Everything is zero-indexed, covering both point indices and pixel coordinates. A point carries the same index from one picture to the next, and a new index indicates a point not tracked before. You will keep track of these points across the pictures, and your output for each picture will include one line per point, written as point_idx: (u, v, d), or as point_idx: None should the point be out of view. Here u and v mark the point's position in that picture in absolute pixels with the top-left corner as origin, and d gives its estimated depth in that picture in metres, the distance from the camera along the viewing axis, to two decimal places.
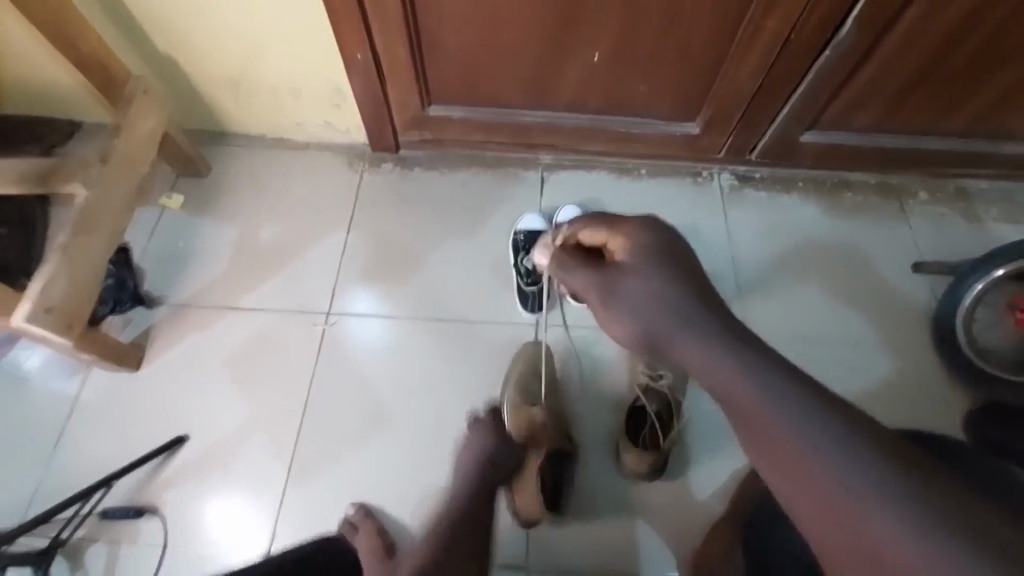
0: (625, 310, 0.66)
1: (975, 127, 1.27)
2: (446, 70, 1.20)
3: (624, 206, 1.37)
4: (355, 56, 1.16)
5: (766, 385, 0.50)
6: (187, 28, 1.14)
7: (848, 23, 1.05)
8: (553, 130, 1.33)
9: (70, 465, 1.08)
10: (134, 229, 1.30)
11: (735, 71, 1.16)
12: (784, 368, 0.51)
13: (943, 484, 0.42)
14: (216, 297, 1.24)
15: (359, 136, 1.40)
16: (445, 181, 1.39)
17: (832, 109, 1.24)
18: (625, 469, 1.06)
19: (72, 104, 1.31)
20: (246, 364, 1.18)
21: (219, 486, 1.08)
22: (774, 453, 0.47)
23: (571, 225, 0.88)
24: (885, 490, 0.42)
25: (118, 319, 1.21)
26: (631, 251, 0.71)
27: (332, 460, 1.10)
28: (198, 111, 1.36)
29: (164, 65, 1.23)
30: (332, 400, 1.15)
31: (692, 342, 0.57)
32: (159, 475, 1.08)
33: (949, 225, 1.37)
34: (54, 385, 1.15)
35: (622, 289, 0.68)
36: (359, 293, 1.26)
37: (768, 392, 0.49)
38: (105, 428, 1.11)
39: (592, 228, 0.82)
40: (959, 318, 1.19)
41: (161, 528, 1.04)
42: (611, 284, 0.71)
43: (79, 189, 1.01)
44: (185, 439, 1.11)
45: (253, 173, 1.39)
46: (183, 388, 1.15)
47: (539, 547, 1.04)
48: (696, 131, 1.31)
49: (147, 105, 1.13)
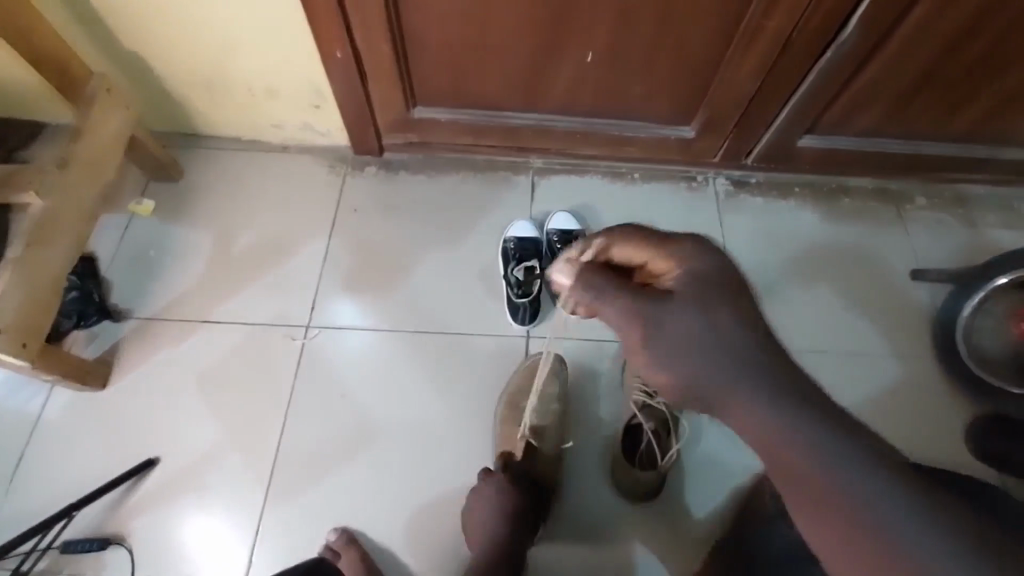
0: (689, 360, 0.48)
1: (975, 132, 1.24)
2: (431, 69, 1.14)
3: (618, 212, 1.32)
4: (334, 54, 1.09)
5: (823, 431, 0.43)
6: (154, 24, 1.07)
7: (851, 23, 1.01)
8: (543, 133, 1.27)
9: (31, 492, 1.02)
10: (101, 237, 1.23)
11: (733, 73, 1.12)
12: (833, 415, 0.44)
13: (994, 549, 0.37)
14: (190, 309, 1.17)
15: (341, 138, 1.33)
16: (431, 186, 1.33)
17: (831, 114, 1.20)
18: (622, 487, 1.02)
19: (33, 104, 1.23)
20: (222, 380, 1.11)
21: (191, 512, 1.01)
22: (814, 502, 0.41)
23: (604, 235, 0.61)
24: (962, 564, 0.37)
25: (83, 334, 1.14)
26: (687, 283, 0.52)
27: (313, 482, 1.04)
28: (170, 112, 1.29)
29: (131, 63, 1.16)
30: (313, 418, 1.09)
31: (735, 381, 0.45)
32: (126, 502, 1.02)
33: (947, 231, 1.35)
34: (14, 406, 1.08)
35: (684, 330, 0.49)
36: (341, 304, 1.20)
37: (830, 453, 0.42)
38: (69, 451, 1.05)
39: (624, 242, 0.59)
40: (959, 330, 1.16)
41: (129, 559, 0.98)
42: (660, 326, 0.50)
43: (34, 198, 0.94)
44: (155, 462, 1.04)
45: (229, 177, 1.32)
46: (154, 407, 1.09)
47: (531, 571, 0.99)
48: (691, 134, 1.27)
49: (110, 104, 1.06)
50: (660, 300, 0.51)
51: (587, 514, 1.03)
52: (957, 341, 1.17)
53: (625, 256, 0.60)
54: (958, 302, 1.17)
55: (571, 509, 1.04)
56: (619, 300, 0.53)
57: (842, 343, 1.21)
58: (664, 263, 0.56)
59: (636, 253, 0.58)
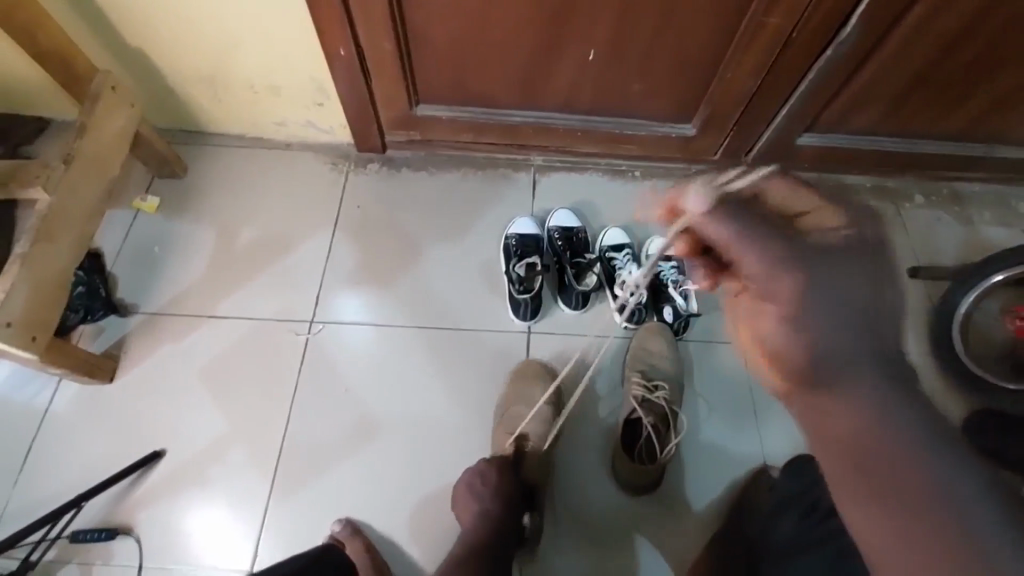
0: (837, 303, 0.49)
1: (973, 131, 1.25)
2: (434, 66, 1.15)
3: (618, 210, 1.33)
4: (337, 52, 1.10)
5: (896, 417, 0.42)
6: (159, 21, 1.08)
7: (849, 22, 1.02)
8: (544, 131, 1.29)
9: (39, 483, 1.03)
10: (107, 233, 1.25)
11: (733, 71, 1.13)
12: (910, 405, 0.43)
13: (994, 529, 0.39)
14: (194, 305, 1.19)
15: (344, 136, 1.34)
16: (433, 182, 1.34)
17: (830, 112, 1.21)
18: (621, 479, 1.04)
19: (39, 100, 1.24)
20: (227, 375, 1.13)
21: (197, 504, 1.03)
22: (873, 492, 0.41)
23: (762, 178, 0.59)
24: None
25: (90, 328, 1.15)
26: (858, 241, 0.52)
27: (318, 474, 1.06)
28: (175, 109, 1.30)
29: (135, 60, 1.17)
30: (316, 412, 1.10)
31: (846, 359, 0.46)
32: (134, 493, 1.03)
33: (944, 229, 1.36)
34: (22, 399, 1.09)
35: (827, 269, 0.51)
36: (344, 300, 1.21)
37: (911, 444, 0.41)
38: (77, 443, 1.06)
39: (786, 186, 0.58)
40: (955, 325, 1.16)
41: (137, 548, 1.00)
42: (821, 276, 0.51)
43: (41, 193, 0.95)
44: (162, 455, 1.06)
45: (233, 174, 1.33)
46: (160, 400, 1.10)
47: (531, 560, 1.01)
48: (692, 132, 1.28)
49: (115, 102, 1.07)
50: (820, 240, 0.53)
51: (589, 511, 1.05)
52: (954, 337, 1.16)
53: (783, 203, 0.58)
54: (956, 296, 1.16)
55: (571, 506, 1.05)
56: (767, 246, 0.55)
57: None
58: (827, 219, 0.54)
59: (793, 205, 0.57)
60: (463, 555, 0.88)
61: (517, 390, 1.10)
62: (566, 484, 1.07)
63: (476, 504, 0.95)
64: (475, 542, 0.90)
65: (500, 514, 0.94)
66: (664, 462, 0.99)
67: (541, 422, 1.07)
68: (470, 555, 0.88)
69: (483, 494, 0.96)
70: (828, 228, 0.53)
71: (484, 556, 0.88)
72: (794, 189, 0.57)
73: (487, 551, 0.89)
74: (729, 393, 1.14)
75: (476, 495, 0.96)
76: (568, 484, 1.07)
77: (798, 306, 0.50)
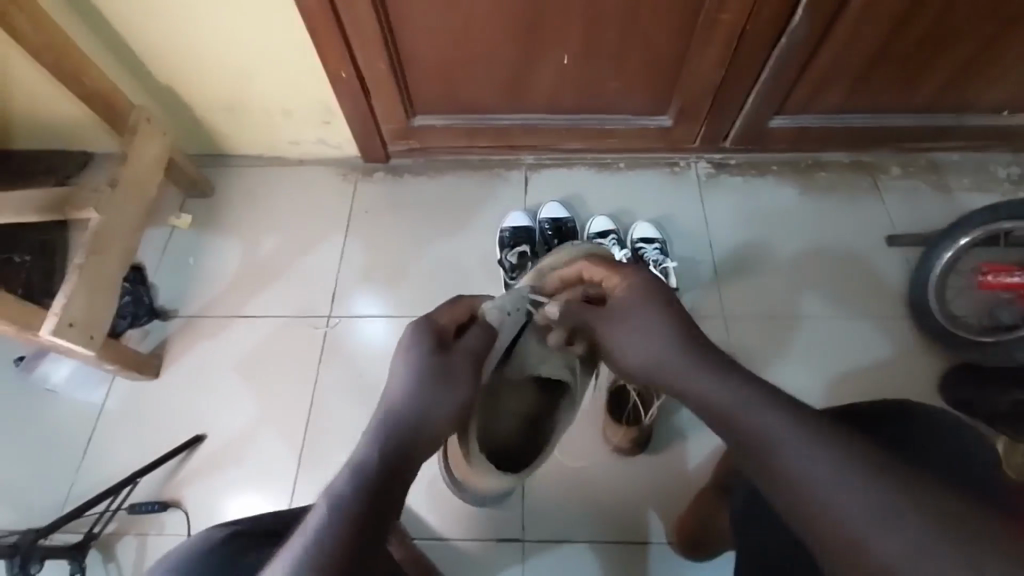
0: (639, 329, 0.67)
1: (939, 101, 1.31)
2: (426, 80, 1.28)
3: (605, 199, 1.43)
4: (339, 74, 1.24)
5: None
6: (184, 60, 1.24)
7: (799, 11, 1.10)
8: (531, 131, 1.40)
9: (98, 467, 1.18)
10: (148, 248, 1.40)
11: (699, 62, 1.22)
12: None
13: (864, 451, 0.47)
14: (224, 308, 1.33)
15: (352, 150, 1.48)
16: (433, 185, 1.46)
17: (798, 93, 1.29)
18: (612, 442, 1.13)
19: (85, 136, 1.41)
20: (257, 365, 1.26)
21: (234, 482, 1.15)
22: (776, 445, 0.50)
23: (583, 264, 0.82)
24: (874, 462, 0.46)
25: (137, 332, 1.30)
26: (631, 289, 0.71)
27: (339, 450, 1.17)
28: (200, 136, 1.46)
29: (166, 95, 1.33)
30: (337, 395, 1.23)
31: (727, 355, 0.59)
32: (181, 470, 1.17)
33: (923, 197, 1.41)
34: (81, 396, 1.24)
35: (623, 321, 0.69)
36: (359, 296, 1.33)
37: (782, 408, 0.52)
38: (126, 433, 1.20)
39: (597, 265, 0.79)
40: (931, 291, 1.21)
41: (184, 520, 1.12)
42: (610, 315, 0.71)
43: (91, 214, 1.10)
44: (203, 438, 1.19)
45: (254, 191, 1.48)
46: (199, 392, 1.24)
47: (534, 516, 1.11)
48: (668, 122, 1.38)
49: (150, 131, 1.23)
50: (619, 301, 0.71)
51: (587, 478, 1.13)
52: (927, 299, 1.22)
53: (596, 275, 0.79)
54: (930, 261, 1.21)
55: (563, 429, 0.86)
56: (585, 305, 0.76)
57: (820, 309, 1.30)
58: (617, 281, 0.74)
59: (605, 274, 0.77)
60: (346, 484, 0.52)
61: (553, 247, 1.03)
62: (557, 399, 0.87)
63: (379, 409, 0.62)
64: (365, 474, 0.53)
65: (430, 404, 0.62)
66: (650, 428, 1.09)
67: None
68: (352, 492, 0.51)
69: (394, 394, 0.63)
70: (617, 287, 0.74)
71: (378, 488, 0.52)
72: (602, 266, 0.78)
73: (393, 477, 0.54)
74: None
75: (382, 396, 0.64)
76: (558, 401, 0.87)
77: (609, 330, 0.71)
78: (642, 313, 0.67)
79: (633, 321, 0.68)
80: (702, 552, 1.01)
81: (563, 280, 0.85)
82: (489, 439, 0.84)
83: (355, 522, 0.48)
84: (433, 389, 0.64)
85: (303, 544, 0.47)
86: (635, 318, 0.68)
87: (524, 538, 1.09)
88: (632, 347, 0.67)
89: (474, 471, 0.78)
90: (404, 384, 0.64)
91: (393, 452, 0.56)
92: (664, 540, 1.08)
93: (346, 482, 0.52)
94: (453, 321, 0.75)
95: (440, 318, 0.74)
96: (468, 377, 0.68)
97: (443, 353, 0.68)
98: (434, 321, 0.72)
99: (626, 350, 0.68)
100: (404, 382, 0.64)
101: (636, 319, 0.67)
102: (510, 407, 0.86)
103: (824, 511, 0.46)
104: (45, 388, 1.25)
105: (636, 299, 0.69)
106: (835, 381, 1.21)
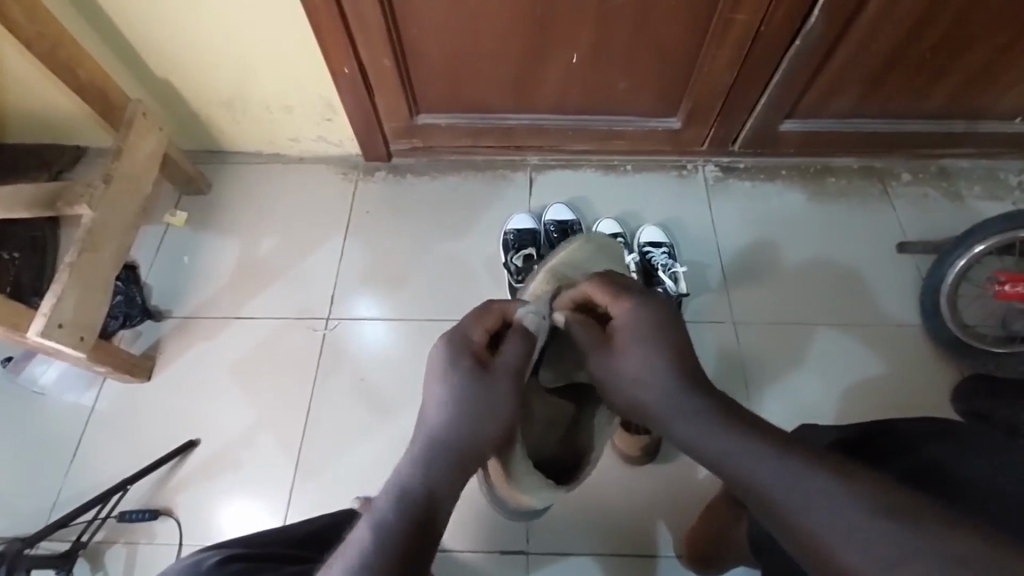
0: (645, 352, 0.63)
1: (952, 107, 1.29)
2: (431, 77, 1.24)
3: (612, 204, 1.41)
4: (341, 70, 1.20)
5: None
6: (181, 53, 1.20)
7: (814, 12, 1.08)
8: (538, 132, 1.37)
9: (87, 472, 1.14)
10: (142, 246, 1.37)
11: (711, 64, 1.19)
12: None
13: (898, 486, 0.45)
14: (220, 310, 1.29)
15: (353, 148, 1.45)
16: (436, 185, 1.43)
17: (810, 97, 1.27)
18: (620, 451, 1.10)
19: (77, 130, 1.37)
20: (253, 369, 1.22)
21: (229, 490, 1.11)
22: (804, 477, 0.47)
23: (589, 282, 0.77)
24: (909, 496, 0.44)
25: (129, 333, 1.26)
26: (637, 319, 0.67)
27: (337, 459, 1.14)
28: (197, 132, 1.42)
29: (164, 88, 1.29)
30: (337, 399, 1.19)
31: None
32: (174, 477, 1.13)
33: (932, 205, 1.40)
34: (69, 399, 1.20)
35: (628, 343, 0.65)
36: (360, 299, 1.30)
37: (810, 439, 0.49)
38: (117, 438, 1.16)
39: (603, 287, 0.74)
40: (942, 299, 1.19)
41: (176, 529, 1.09)
42: (615, 340, 0.67)
43: (85, 210, 1.07)
44: (197, 443, 1.15)
45: (251, 189, 1.44)
46: (192, 396, 1.20)
47: (538, 525, 1.08)
48: (677, 125, 1.35)
49: (145, 127, 1.19)
50: (626, 320, 0.67)
51: (593, 489, 1.10)
52: (939, 307, 1.20)
53: (601, 299, 0.74)
54: (942, 269, 1.19)
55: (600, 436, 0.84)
56: (587, 330, 0.71)
57: (829, 317, 1.27)
58: (623, 304, 0.70)
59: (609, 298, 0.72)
60: (387, 507, 0.51)
61: (561, 251, 1.03)
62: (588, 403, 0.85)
63: (420, 437, 0.59)
64: (406, 501, 0.52)
65: (470, 428, 0.59)
66: (659, 438, 1.05)
67: (581, 277, 0.96)
68: (395, 520, 0.50)
69: (434, 417, 0.60)
70: (623, 311, 0.69)
71: (420, 514, 0.51)
72: (606, 288, 0.73)
73: (434, 506, 0.53)
74: (722, 365, 1.22)
75: (421, 420, 0.61)
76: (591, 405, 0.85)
77: (612, 347, 0.67)
78: (645, 346, 0.63)
79: (653, 329, 0.65)
80: (712, 565, 0.99)
81: (571, 296, 0.80)
82: (529, 453, 0.81)
83: (395, 548, 0.47)
84: (476, 407, 0.61)
85: (346, 567, 0.46)
86: (640, 343, 0.64)
87: (528, 550, 1.06)
88: (637, 369, 0.62)
89: (518, 487, 0.75)
90: (445, 406, 0.60)
91: (406, 483, 0.53)
92: (672, 553, 1.05)
93: (388, 510, 0.51)
94: (483, 334, 0.71)
95: (472, 332, 0.70)
96: (512, 397, 0.64)
97: (483, 372, 0.64)
98: (467, 335, 0.69)
99: (624, 373, 0.64)
100: (446, 406, 0.60)
101: (642, 345, 0.63)
102: (543, 415, 0.83)
103: (857, 550, 0.42)
104: (32, 390, 1.21)
105: (639, 329, 0.65)
106: (845, 390, 1.19)
